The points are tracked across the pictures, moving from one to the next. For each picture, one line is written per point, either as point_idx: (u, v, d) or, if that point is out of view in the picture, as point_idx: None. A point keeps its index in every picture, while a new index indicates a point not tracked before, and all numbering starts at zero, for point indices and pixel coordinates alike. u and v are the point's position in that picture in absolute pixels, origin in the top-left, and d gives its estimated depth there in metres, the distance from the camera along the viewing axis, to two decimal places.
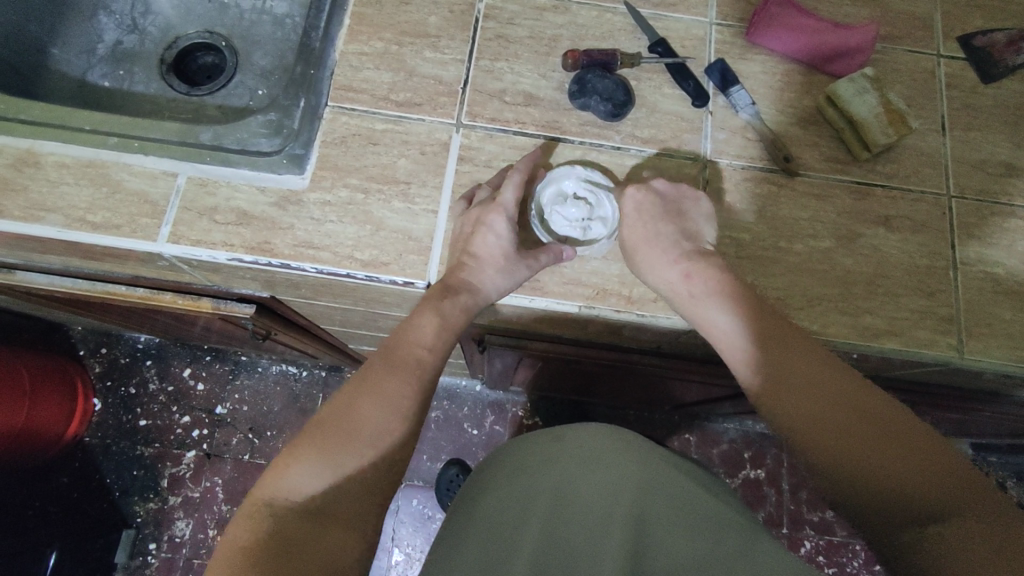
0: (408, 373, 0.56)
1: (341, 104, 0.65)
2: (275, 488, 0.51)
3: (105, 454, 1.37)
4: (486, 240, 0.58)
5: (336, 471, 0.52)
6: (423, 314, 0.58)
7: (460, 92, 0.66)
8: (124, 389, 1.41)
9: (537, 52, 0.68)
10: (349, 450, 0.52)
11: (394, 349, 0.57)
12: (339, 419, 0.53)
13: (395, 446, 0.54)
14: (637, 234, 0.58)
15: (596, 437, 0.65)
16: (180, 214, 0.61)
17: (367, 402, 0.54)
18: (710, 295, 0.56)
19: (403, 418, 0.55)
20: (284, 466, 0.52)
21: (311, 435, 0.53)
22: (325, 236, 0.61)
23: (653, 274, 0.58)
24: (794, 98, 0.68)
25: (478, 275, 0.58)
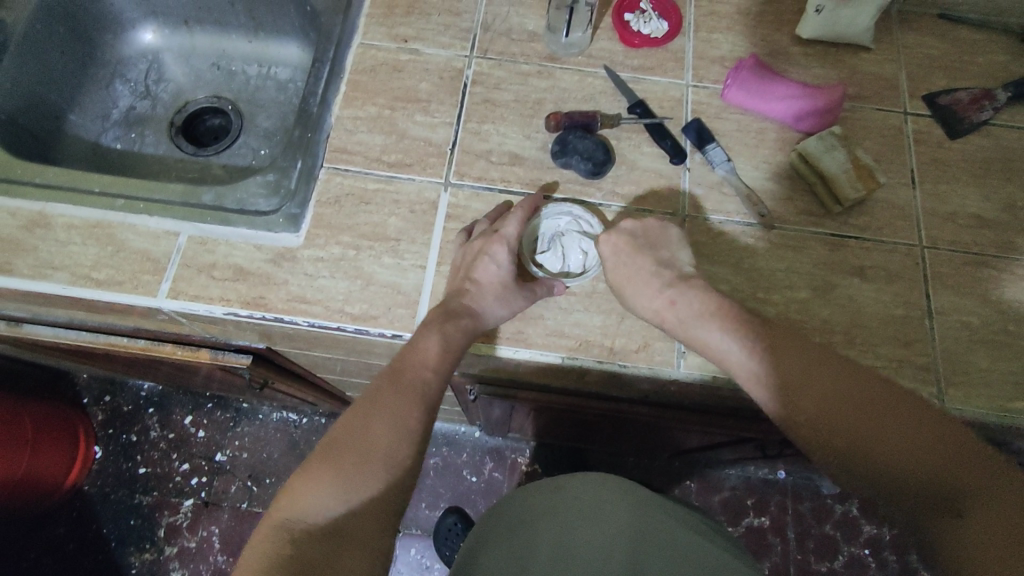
0: (415, 395, 0.56)
1: (336, 164, 0.69)
2: (290, 508, 0.50)
3: (104, 502, 1.38)
4: (487, 268, 0.60)
5: (351, 492, 0.51)
6: (426, 334, 0.58)
7: (449, 153, 0.69)
8: (125, 437, 1.42)
9: (522, 115, 0.72)
10: (364, 468, 0.52)
11: (403, 364, 0.57)
12: (352, 439, 0.53)
13: (408, 468, 0.54)
14: (615, 272, 0.61)
15: (596, 485, 0.66)
16: (180, 270, 0.64)
17: (379, 422, 0.54)
18: (688, 320, 0.57)
19: (414, 441, 0.55)
20: (300, 487, 0.51)
21: (326, 457, 0.53)
22: (318, 290, 0.64)
23: (642, 305, 0.60)
24: (769, 154, 0.71)
25: (481, 301, 0.60)
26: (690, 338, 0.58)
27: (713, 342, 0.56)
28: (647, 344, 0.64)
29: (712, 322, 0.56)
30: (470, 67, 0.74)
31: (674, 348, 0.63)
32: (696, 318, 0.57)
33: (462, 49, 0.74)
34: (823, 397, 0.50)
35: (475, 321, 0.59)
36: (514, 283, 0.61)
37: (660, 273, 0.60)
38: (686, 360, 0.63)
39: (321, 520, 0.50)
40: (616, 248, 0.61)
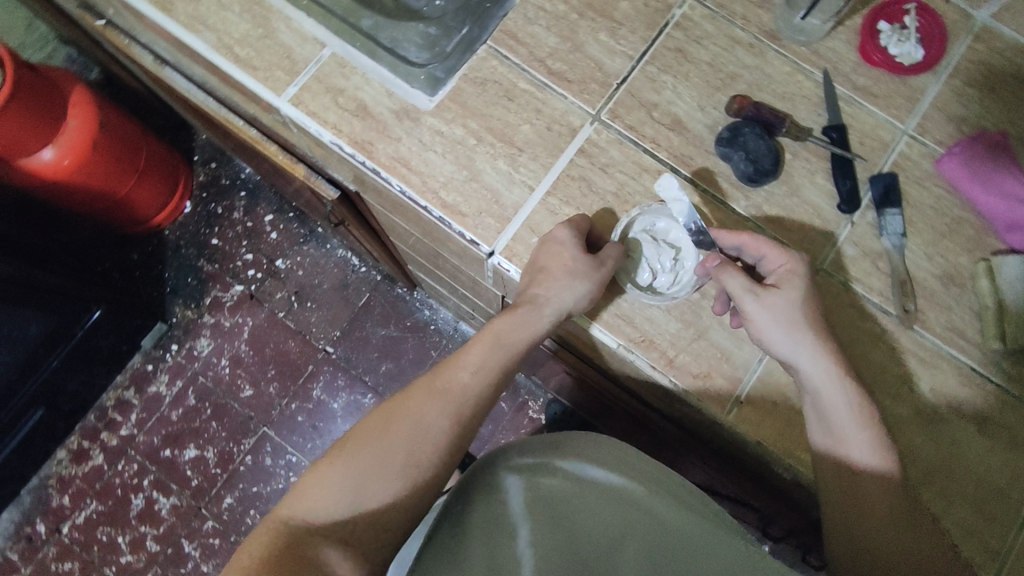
0: (448, 400, 0.55)
1: (499, 47, 0.64)
2: (297, 505, 0.50)
3: (174, 251, 1.50)
4: (551, 248, 0.56)
5: (361, 490, 0.51)
6: (476, 342, 0.57)
7: (613, 88, 0.63)
8: (213, 206, 1.52)
9: (708, 83, 0.64)
10: (383, 474, 0.51)
11: (441, 373, 0.56)
12: (373, 442, 0.52)
13: (420, 462, 0.53)
14: (784, 312, 0.53)
15: (602, 443, 0.58)
16: (311, 81, 0.63)
17: (400, 422, 0.53)
18: (837, 379, 0.52)
19: (432, 441, 0.53)
20: (314, 485, 0.51)
21: (341, 454, 0.52)
22: (423, 161, 0.61)
23: (804, 349, 0.53)
24: (953, 249, 0.60)
25: (549, 285, 0.55)
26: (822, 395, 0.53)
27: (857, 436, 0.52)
28: (708, 375, 0.58)
29: (853, 393, 0.52)
30: (681, 6, 0.65)
31: (732, 394, 0.58)
32: (830, 374, 0.52)
33: None
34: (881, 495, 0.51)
35: (537, 324, 0.57)
36: (589, 268, 0.55)
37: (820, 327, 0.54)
38: (737, 411, 0.58)
39: (333, 517, 0.50)
40: (795, 285, 0.54)
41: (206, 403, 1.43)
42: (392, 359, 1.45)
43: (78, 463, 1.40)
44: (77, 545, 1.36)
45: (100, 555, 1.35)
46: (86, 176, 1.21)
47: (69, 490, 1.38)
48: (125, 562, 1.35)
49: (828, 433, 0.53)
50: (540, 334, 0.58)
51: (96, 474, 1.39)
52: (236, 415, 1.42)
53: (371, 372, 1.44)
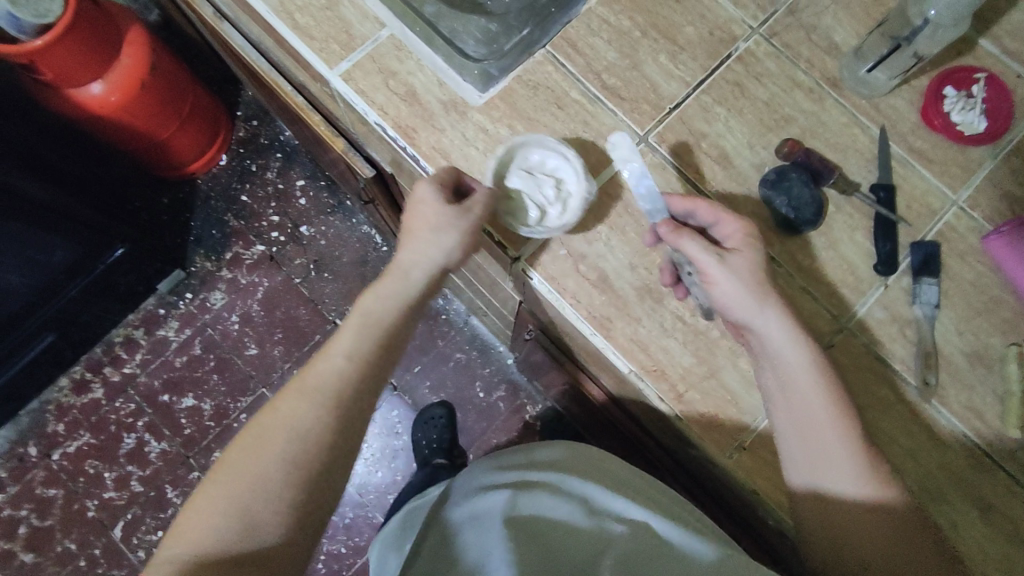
0: (327, 392, 0.51)
1: (558, 53, 0.64)
2: (177, 545, 0.46)
3: (204, 202, 1.51)
4: (417, 212, 0.56)
5: (245, 511, 0.47)
6: (344, 326, 0.55)
7: (665, 112, 0.63)
8: (248, 163, 1.53)
9: (761, 121, 0.63)
10: (265, 491, 0.47)
11: (314, 370, 0.53)
12: (250, 458, 0.48)
13: (308, 458, 0.49)
14: (746, 276, 0.52)
15: (576, 454, 0.73)
16: (366, 59, 0.63)
17: (276, 433, 0.49)
18: (807, 372, 0.52)
19: (315, 431, 0.50)
20: (190, 528, 0.46)
21: (217, 481, 0.48)
22: (463, 155, 0.61)
23: (772, 318, 0.52)
24: (985, 328, 0.58)
25: (416, 245, 0.56)
26: (799, 399, 0.52)
27: (835, 432, 0.51)
28: (715, 416, 0.57)
29: (827, 387, 0.52)
30: (746, 40, 0.65)
31: (737, 439, 0.57)
32: (804, 374, 0.52)
33: (752, 18, 0.65)
34: (865, 525, 0.51)
35: (406, 289, 0.56)
36: (456, 217, 0.55)
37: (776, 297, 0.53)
38: (738, 456, 0.57)
39: (218, 551, 0.45)
40: (753, 247, 0.54)
41: (211, 356, 1.44)
42: None
43: (77, 393, 1.42)
44: (64, 474, 1.38)
45: (85, 487, 1.37)
46: (130, 115, 1.22)
47: (65, 419, 1.40)
48: (108, 497, 1.37)
49: (813, 445, 0.52)
50: (413, 305, 0.57)
51: (93, 407, 1.41)
52: (237, 372, 1.44)
53: None
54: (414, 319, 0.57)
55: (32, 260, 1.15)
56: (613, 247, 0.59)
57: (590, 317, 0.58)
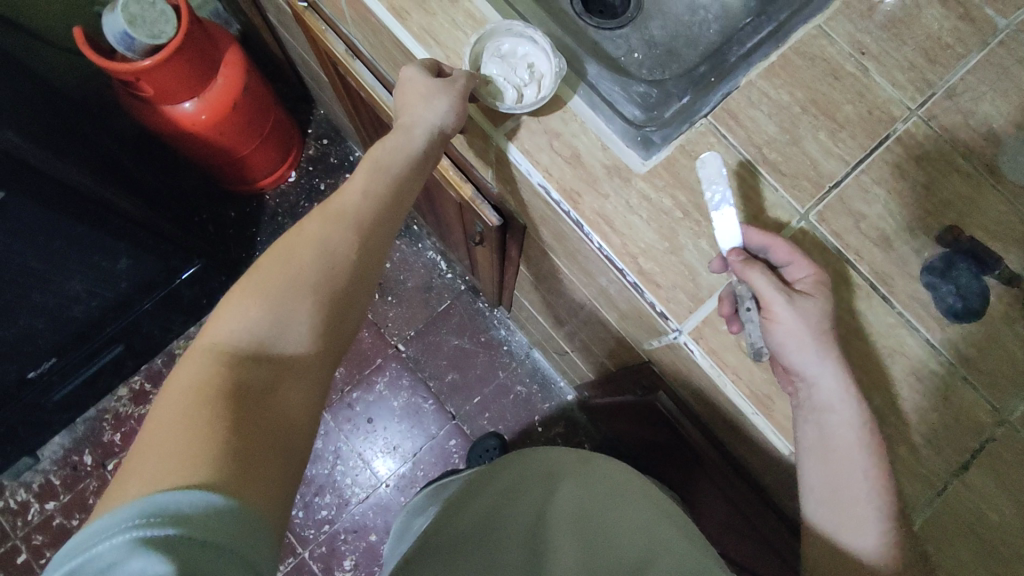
0: (347, 219, 0.55)
1: (718, 124, 0.63)
2: (213, 335, 0.47)
3: (271, 218, 1.51)
4: (408, 84, 0.61)
5: (276, 311, 0.49)
6: (357, 170, 0.59)
7: (826, 190, 0.63)
8: (317, 181, 1.54)
9: (921, 205, 0.63)
10: (295, 291, 0.50)
11: (334, 203, 0.57)
12: (276, 271, 0.50)
13: (335, 274, 0.52)
14: (812, 327, 0.55)
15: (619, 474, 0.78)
16: (529, 118, 0.63)
17: (304, 248, 0.52)
18: (859, 430, 0.55)
19: (338, 247, 0.53)
20: (225, 321, 0.48)
21: (251, 284, 0.50)
22: (626, 223, 0.60)
23: (825, 372, 0.55)
24: None
25: (412, 113, 0.61)
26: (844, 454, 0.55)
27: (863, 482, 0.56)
28: None
29: (869, 445, 0.55)
30: (905, 122, 0.65)
31: None
32: (854, 435, 0.55)
33: (910, 99, 0.65)
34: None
35: (410, 143, 0.61)
36: (444, 87, 0.60)
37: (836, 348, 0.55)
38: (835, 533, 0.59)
39: (253, 343, 0.47)
40: (823, 292, 0.56)
41: None
42: (459, 370, 1.45)
43: (136, 403, 1.41)
44: None
45: None
46: (218, 134, 1.22)
47: (122, 429, 1.40)
48: None
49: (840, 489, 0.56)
50: (416, 158, 0.61)
51: None
52: None
53: (436, 378, 1.45)
54: (417, 173, 0.62)
55: (106, 269, 1.14)
56: None
57: (752, 397, 0.58)
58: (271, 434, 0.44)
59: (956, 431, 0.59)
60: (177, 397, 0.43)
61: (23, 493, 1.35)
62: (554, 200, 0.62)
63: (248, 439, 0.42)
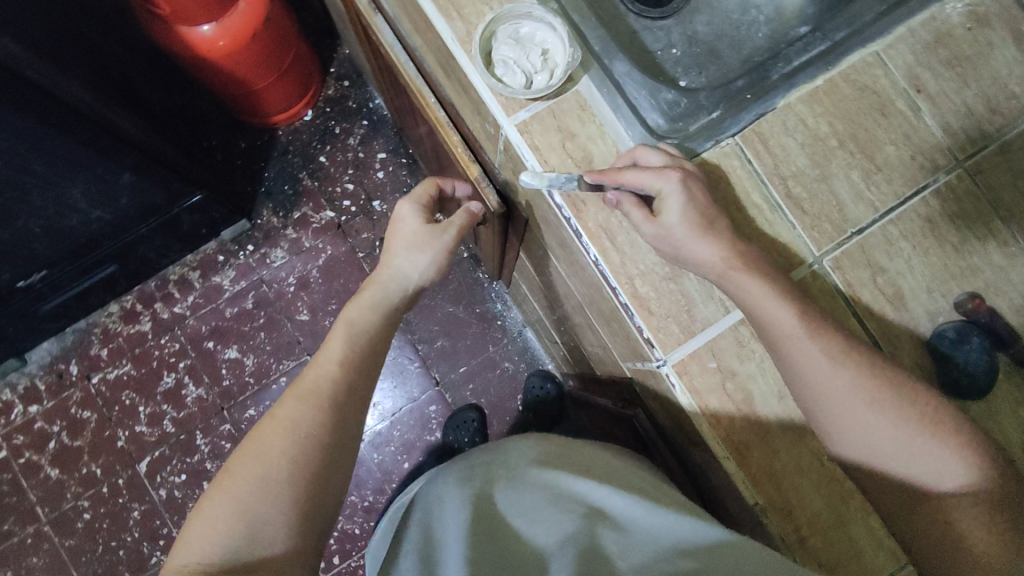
0: (319, 401, 0.60)
1: (745, 147, 0.60)
2: (180, 558, 0.52)
3: (281, 154, 1.47)
4: (404, 220, 0.71)
5: (247, 516, 0.54)
6: (336, 334, 0.65)
7: (847, 236, 0.59)
8: (332, 124, 1.49)
9: (946, 266, 0.59)
10: (267, 489, 0.55)
11: (307, 377, 0.62)
12: (252, 466, 0.56)
13: (312, 453, 0.58)
14: (694, 207, 0.54)
15: (606, 455, 0.72)
16: (545, 112, 0.60)
17: (277, 437, 0.57)
18: (812, 340, 0.52)
19: (316, 426, 0.59)
20: (199, 535, 0.53)
21: (214, 497, 0.55)
22: (628, 241, 0.58)
23: (702, 259, 0.54)
24: None
25: (400, 254, 0.69)
26: (828, 386, 0.52)
27: (836, 371, 0.52)
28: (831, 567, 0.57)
29: (846, 363, 0.52)
30: (947, 172, 0.60)
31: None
32: (829, 357, 0.52)
33: (959, 149, 0.60)
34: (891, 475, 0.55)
35: (391, 293, 0.69)
36: (431, 235, 0.70)
37: (720, 226, 0.54)
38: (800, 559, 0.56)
39: (228, 556, 0.52)
40: (674, 196, 0.54)
41: (261, 312, 1.43)
42: (449, 338, 1.44)
43: (125, 322, 1.41)
44: (100, 398, 1.39)
45: (119, 416, 1.38)
46: (233, 63, 1.16)
47: (110, 345, 1.40)
48: (138, 431, 1.38)
49: (849, 427, 0.53)
50: (395, 309, 0.69)
51: (139, 338, 1.41)
52: (285, 334, 1.42)
53: (425, 342, 1.43)
54: (395, 323, 0.70)
55: (106, 182, 1.08)
56: (765, 369, 0.57)
57: (726, 442, 0.56)
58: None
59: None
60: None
61: (9, 393, 1.38)
62: (557, 205, 0.58)
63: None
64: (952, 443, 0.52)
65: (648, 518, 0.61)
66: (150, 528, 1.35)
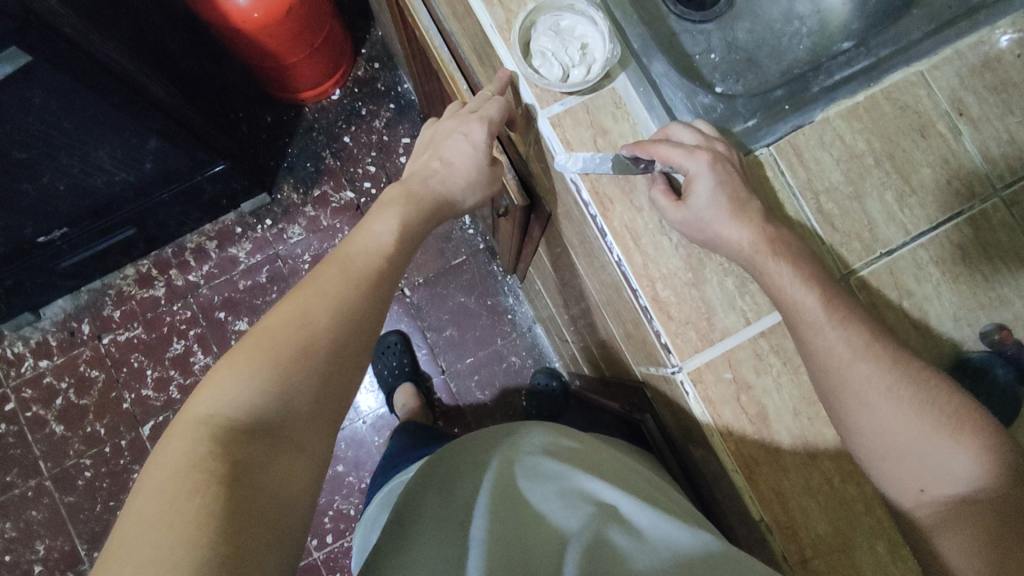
0: (367, 284, 0.54)
1: (779, 158, 0.59)
2: (206, 405, 0.44)
3: (307, 131, 1.47)
4: (458, 140, 0.63)
5: (280, 379, 0.46)
6: (385, 222, 0.59)
7: (876, 256, 0.58)
8: (359, 105, 1.49)
9: (974, 295, 0.57)
10: (304, 357, 0.47)
11: (354, 258, 0.56)
12: (290, 330, 0.48)
13: (352, 335, 0.51)
14: (726, 185, 0.53)
15: (627, 463, 0.67)
16: (580, 107, 0.59)
17: (320, 308, 0.50)
18: (841, 326, 0.51)
19: (358, 304, 0.52)
20: (224, 385, 0.45)
21: (247, 351, 0.47)
22: (653, 243, 0.57)
23: (728, 237, 0.53)
24: None
25: (445, 173, 0.64)
26: (847, 377, 0.51)
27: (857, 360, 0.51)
28: None
29: (864, 352, 0.51)
30: (984, 200, 0.58)
31: None
32: (853, 349, 0.51)
33: (998, 177, 0.59)
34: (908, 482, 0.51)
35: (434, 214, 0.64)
36: (480, 166, 0.66)
37: (752, 207, 0.54)
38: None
39: (254, 415, 0.44)
40: (705, 176, 0.53)
41: (274, 287, 1.43)
42: (458, 327, 1.44)
43: (140, 286, 1.43)
44: (109, 359, 1.40)
45: (126, 378, 1.40)
46: (267, 37, 1.16)
47: (122, 307, 1.42)
48: (144, 394, 1.39)
49: (865, 421, 0.51)
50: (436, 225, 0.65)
51: (152, 303, 1.42)
52: None
53: (434, 330, 1.43)
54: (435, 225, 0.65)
55: (132, 146, 1.08)
56: (781, 385, 0.56)
57: (736, 455, 0.55)
58: (267, 509, 0.41)
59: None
60: (160, 482, 0.39)
61: (21, 346, 1.39)
62: (584, 202, 0.58)
63: (248, 513, 0.40)
64: (968, 441, 0.49)
65: (654, 523, 0.56)
66: None
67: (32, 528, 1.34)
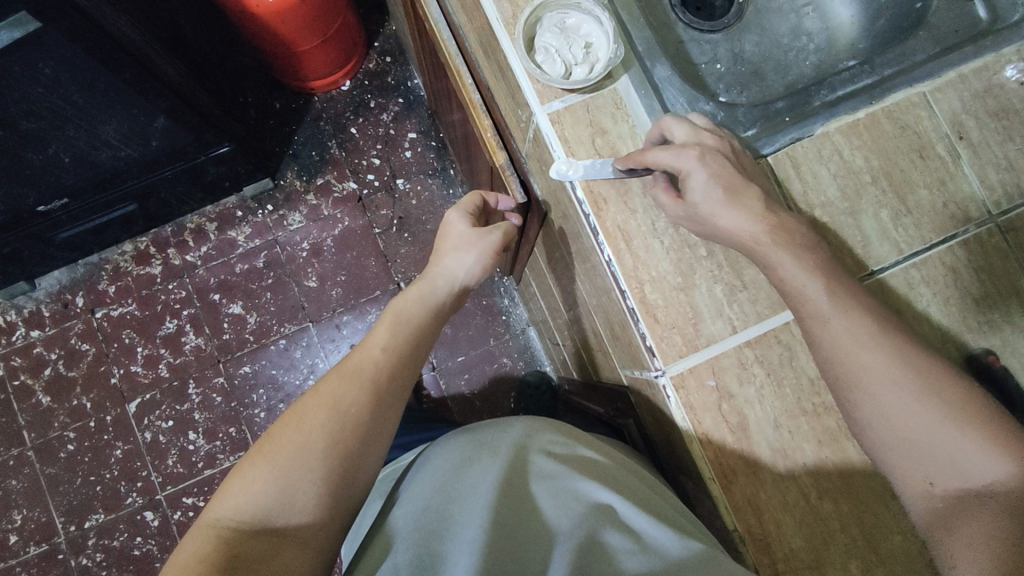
0: (364, 378, 0.60)
1: (776, 169, 0.59)
2: (223, 509, 0.51)
3: (314, 120, 1.48)
4: (450, 232, 0.74)
5: (283, 480, 0.52)
6: (382, 324, 0.66)
7: (867, 274, 0.58)
8: (368, 97, 1.49)
9: (962, 320, 0.57)
10: (303, 456, 0.54)
11: (354, 358, 0.62)
12: (293, 431, 0.55)
13: (349, 428, 0.57)
14: (719, 177, 0.53)
15: (626, 464, 0.64)
16: (580, 105, 0.59)
17: (318, 408, 0.57)
18: (843, 316, 0.50)
19: (356, 400, 0.58)
20: (238, 490, 0.52)
21: (257, 456, 0.54)
22: (644, 246, 0.57)
23: (732, 229, 0.53)
24: None
25: (443, 260, 0.72)
26: (851, 367, 0.50)
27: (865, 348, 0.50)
28: None
29: (875, 339, 0.50)
30: (978, 225, 0.58)
31: None
32: (859, 339, 0.50)
33: (994, 203, 0.58)
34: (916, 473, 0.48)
35: (432, 295, 0.70)
36: (475, 240, 0.72)
37: (753, 196, 0.53)
38: None
39: (261, 515, 0.51)
40: (697, 167, 0.53)
41: (270, 273, 1.43)
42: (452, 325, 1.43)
43: (137, 262, 1.43)
44: (101, 333, 1.40)
45: (116, 354, 1.39)
46: (280, 23, 1.16)
47: (118, 283, 1.42)
48: (133, 371, 1.39)
49: (870, 410, 0.50)
50: (439, 308, 0.70)
51: (147, 280, 1.42)
52: (291, 298, 1.43)
53: None
54: (437, 323, 0.70)
55: (138, 123, 1.09)
56: (764, 396, 0.56)
57: (714, 463, 0.55)
58: None
59: (914, 564, 0.55)
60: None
61: (14, 315, 1.39)
62: (578, 200, 0.58)
63: None
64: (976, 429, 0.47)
65: (651, 532, 0.53)
66: (130, 469, 1.35)
67: (11, 498, 1.33)
